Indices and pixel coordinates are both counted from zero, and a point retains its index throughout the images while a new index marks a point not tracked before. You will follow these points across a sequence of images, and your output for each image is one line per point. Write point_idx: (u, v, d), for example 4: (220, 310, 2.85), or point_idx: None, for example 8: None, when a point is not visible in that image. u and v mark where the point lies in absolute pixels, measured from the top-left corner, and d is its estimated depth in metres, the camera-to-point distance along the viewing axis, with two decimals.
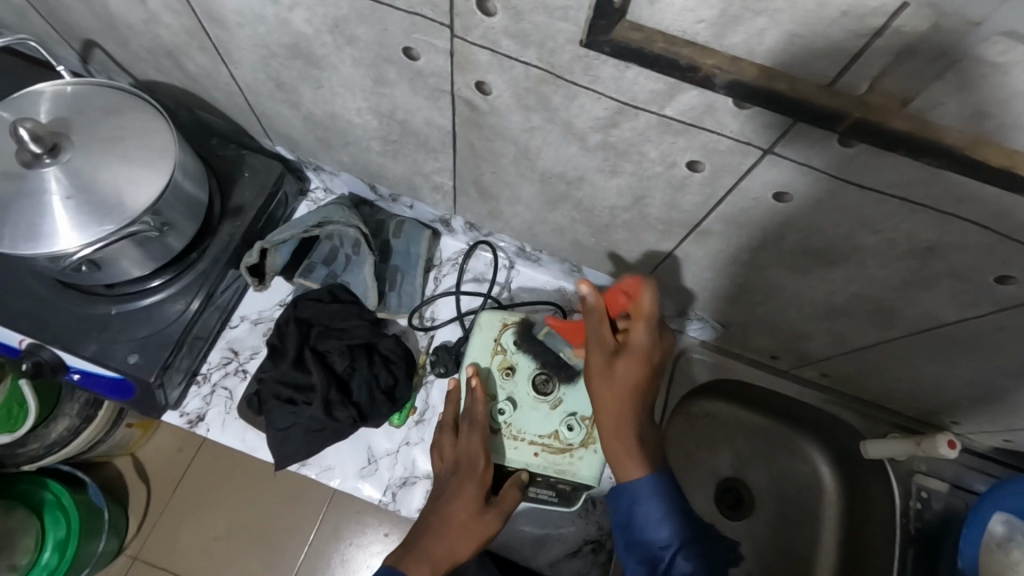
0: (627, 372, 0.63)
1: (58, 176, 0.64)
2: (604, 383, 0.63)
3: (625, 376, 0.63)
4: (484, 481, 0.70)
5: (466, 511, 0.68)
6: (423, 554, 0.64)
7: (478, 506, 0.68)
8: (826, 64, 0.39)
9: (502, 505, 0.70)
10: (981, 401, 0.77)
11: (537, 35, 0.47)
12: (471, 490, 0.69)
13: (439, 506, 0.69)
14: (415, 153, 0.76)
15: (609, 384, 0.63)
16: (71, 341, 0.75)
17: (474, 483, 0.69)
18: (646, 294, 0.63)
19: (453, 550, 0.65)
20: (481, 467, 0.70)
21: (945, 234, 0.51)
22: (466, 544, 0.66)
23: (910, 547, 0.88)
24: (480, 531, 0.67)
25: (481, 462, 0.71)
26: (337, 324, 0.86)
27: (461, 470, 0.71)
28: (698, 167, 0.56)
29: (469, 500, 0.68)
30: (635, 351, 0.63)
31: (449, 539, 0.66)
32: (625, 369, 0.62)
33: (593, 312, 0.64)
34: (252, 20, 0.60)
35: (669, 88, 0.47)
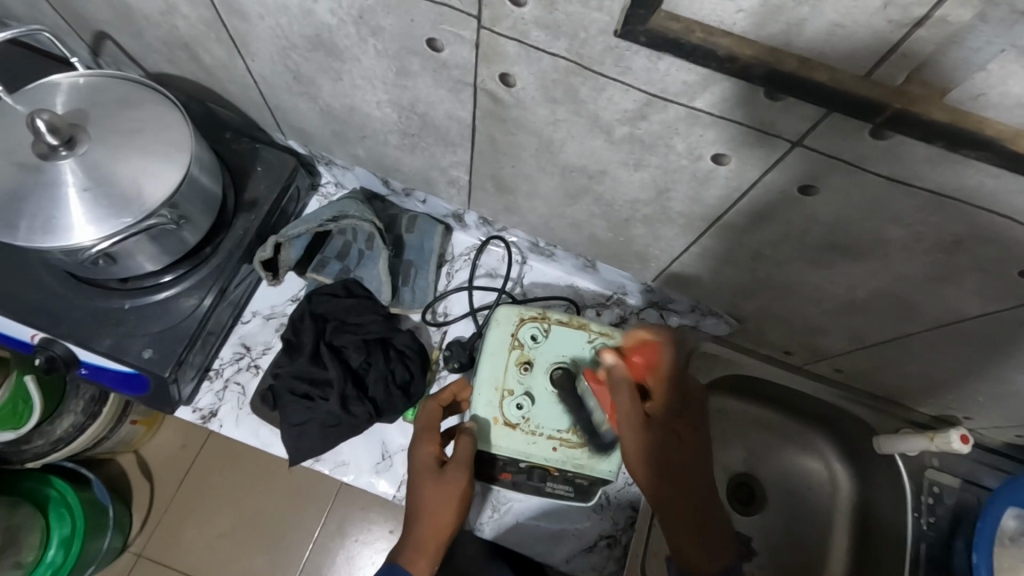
0: (649, 436, 0.70)
1: (74, 168, 0.63)
2: (637, 460, 0.70)
3: (653, 432, 0.70)
4: (431, 448, 0.73)
5: (429, 485, 0.70)
6: (410, 544, 0.70)
7: (434, 475, 0.71)
8: (866, 54, 0.39)
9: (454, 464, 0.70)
10: (996, 396, 0.78)
11: (569, 25, 0.46)
12: (422, 462, 0.72)
13: (409, 489, 0.73)
14: (433, 147, 0.75)
15: (633, 452, 0.70)
16: (84, 336, 0.74)
17: (422, 456, 0.73)
18: (657, 355, 0.71)
19: (434, 528, 0.69)
20: (426, 436, 0.74)
21: (974, 228, 0.51)
22: (443, 516, 0.70)
23: (923, 543, 0.89)
24: (449, 498, 0.70)
25: (424, 432, 0.74)
26: (351, 319, 0.86)
27: (412, 446, 0.74)
28: (724, 161, 0.56)
29: (424, 476, 0.71)
30: (635, 416, 0.68)
31: (424, 521, 0.70)
32: (636, 432, 0.68)
33: (623, 378, 0.68)
34: (272, 11, 0.59)
35: (701, 79, 0.47)
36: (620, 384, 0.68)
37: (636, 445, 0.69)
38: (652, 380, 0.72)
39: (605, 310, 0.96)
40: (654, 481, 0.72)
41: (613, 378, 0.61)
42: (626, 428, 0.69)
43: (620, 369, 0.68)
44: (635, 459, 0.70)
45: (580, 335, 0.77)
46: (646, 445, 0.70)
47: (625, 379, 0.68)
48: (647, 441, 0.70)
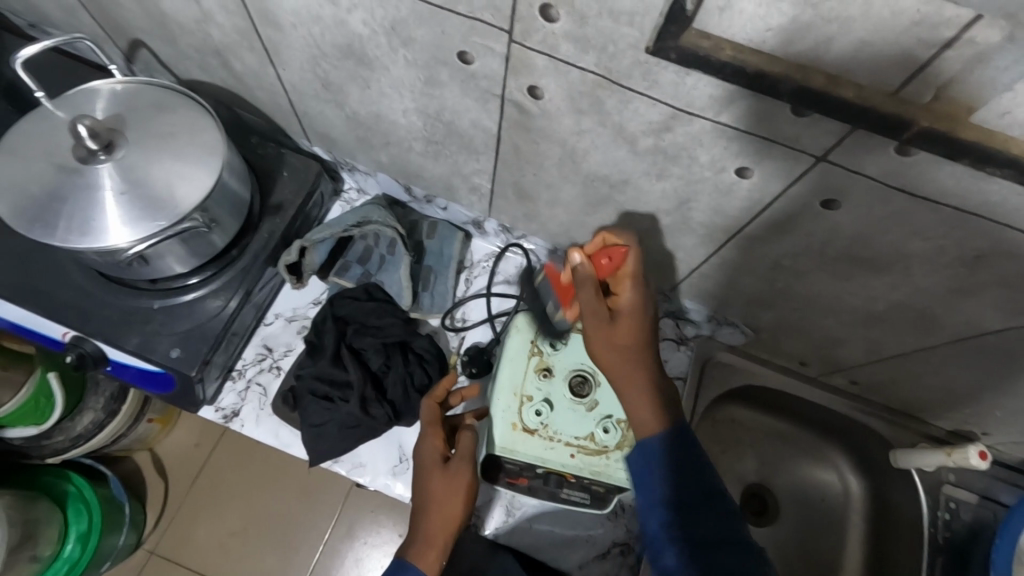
0: (623, 336, 0.63)
1: (112, 172, 0.65)
2: (614, 352, 0.63)
3: (640, 328, 0.64)
4: (437, 442, 0.73)
5: (436, 477, 0.70)
6: (419, 537, 0.68)
7: (441, 468, 0.71)
8: (893, 72, 0.40)
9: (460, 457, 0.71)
10: (1016, 411, 0.77)
11: (600, 39, 0.48)
12: (428, 456, 0.72)
13: (415, 486, 0.72)
14: (457, 154, 0.77)
15: (613, 349, 0.63)
16: (114, 334, 0.76)
17: (427, 451, 0.73)
18: (631, 255, 0.62)
19: (441, 519, 0.68)
20: (432, 432, 0.74)
21: (996, 243, 0.52)
22: (451, 509, 0.69)
23: (939, 556, 0.88)
24: (456, 490, 0.69)
25: (429, 427, 0.75)
26: (372, 322, 0.87)
27: (417, 443, 0.75)
28: (747, 174, 0.57)
29: (431, 469, 0.71)
30: (630, 315, 0.63)
31: (431, 512, 0.68)
32: (626, 338, 0.63)
33: (588, 281, 0.62)
34: (308, 21, 0.61)
35: (728, 94, 0.48)
36: (589, 281, 0.62)
37: (626, 337, 0.63)
38: (626, 284, 0.63)
39: None
40: (639, 394, 0.63)
41: (624, 261, 0.62)
42: (626, 316, 0.63)
43: (632, 282, 0.63)
44: (621, 360, 0.63)
45: None
46: (632, 342, 0.63)
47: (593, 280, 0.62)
48: (631, 335, 0.63)
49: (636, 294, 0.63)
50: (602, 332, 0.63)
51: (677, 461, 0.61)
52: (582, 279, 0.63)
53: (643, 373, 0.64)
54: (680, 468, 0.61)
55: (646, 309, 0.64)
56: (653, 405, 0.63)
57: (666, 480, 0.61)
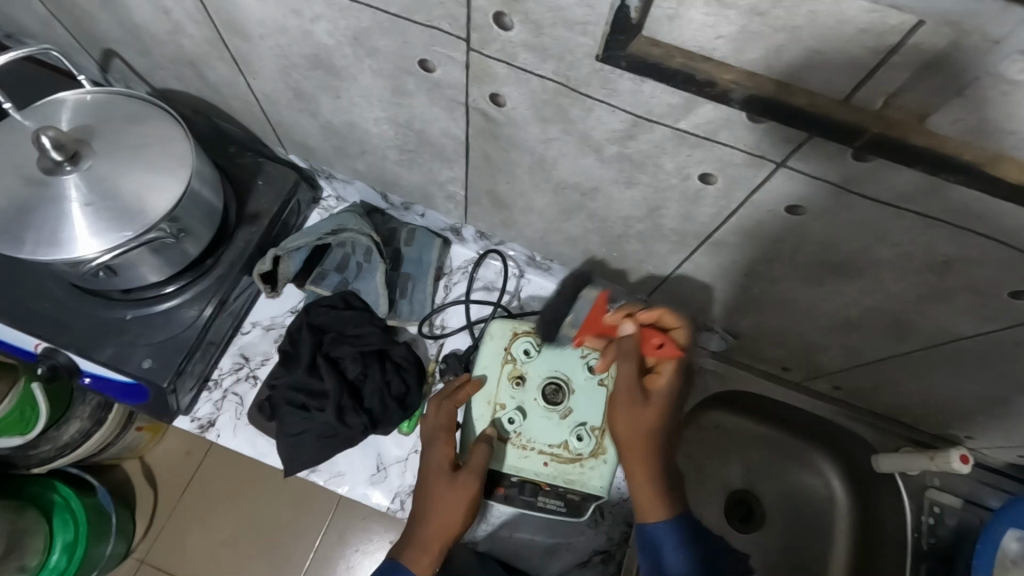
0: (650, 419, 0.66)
1: (78, 183, 0.65)
2: (635, 435, 0.66)
3: (665, 415, 0.67)
4: (446, 449, 0.73)
5: (443, 485, 0.70)
6: (414, 541, 0.68)
7: (447, 477, 0.70)
8: (845, 79, 0.40)
9: (467, 470, 0.70)
10: (997, 415, 0.77)
11: (556, 48, 0.47)
12: (436, 462, 0.72)
13: (419, 489, 0.72)
14: (430, 162, 0.76)
15: (638, 428, 0.66)
16: (86, 346, 0.76)
17: (435, 457, 0.72)
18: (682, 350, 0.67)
19: (440, 527, 0.69)
20: (442, 437, 0.73)
21: (962, 249, 0.51)
22: (449, 520, 0.69)
23: (923, 562, 0.87)
24: (458, 502, 0.69)
25: (439, 432, 0.74)
26: (350, 331, 0.86)
27: (427, 445, 0.74)
28: (712, 180, 0.56)
29: (437, 477, 0.71)
30: (660, 400, 0.67)
31: (430, 518, 0.69)
32: (651, 422, 0.66)
33: (631, 355, 0.66)
34: (272, 31, 0.61)
35: (686, 102, 0.47)
36: (633, 353, 0.66)
37: (654, 421, 0.66)
38: (667, 368, 0.67)
39: None
40: (652, 482, 0.65)
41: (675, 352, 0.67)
42: (657, 400, 0.67)
43: (672, 367, 0.67)
44: (642, 442, 0.66)
45: (574, 350, 0.77)
46: (657, 425, 0.67)
47: (638, 356, 0.66)
48: (657, 419, 0.67)
49: (670, 382, 0.67)
50: (635, 413, 0.66)
51: (699, 547, 0.62)
52: (627, 347, 0.66)
53: (659, 464, 0.66)
54: (706, 555, 0.62)
55: (672, 396, 0.68)
56: (658, 493, 0.65)
57: (689, 554, 0.61)
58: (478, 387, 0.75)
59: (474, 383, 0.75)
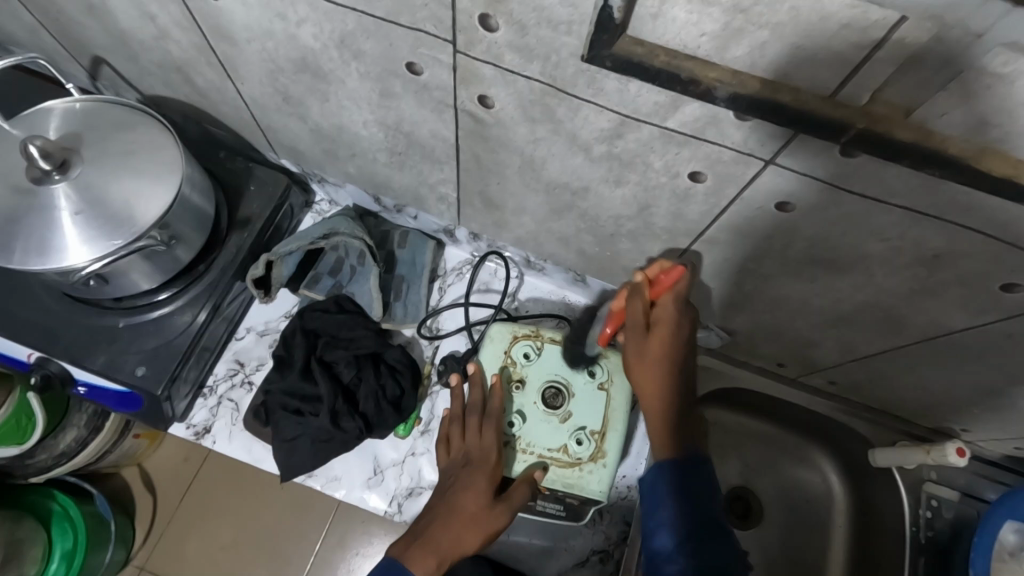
0: (657, 352, 0.62)
1: (67, 192, 0.65)
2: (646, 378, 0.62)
3: (674, 346, 0.63)
4: (492, 476, 0.71)
5: (479, 510, 0.69)
6: (427, 546, 0.67)
7: (486, 503, 0.69)
8: (829, 76, 0.40)
9: (508, 503, 0.70)
10: (992, 407, 0.77)
11: (541, 48, 0.47)
12: (480, 483, 0.70)
13: (447, 498, 0.70)
14: (421, 164, 0.76)
15: (648, 367, 0.62)
16: (79, 354, 0.76)
17: (480, 476, 0.71)
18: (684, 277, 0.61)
19: (457, 542, 0.67)
20: (491, 461, 0.71)
21: (951, 243, 0.51)
22: (468, 541, 0.68)
23: (921, 556, 0.88)
24: (484, 528, 0.69)
25: (491, 457, 0.72)
26: (343, 335, 0.87)
27: (474, 461, 0.72)
28: (701, 178, 0.56)
29: (477, 499, 0.69)
30: (667, 328, 0.62)
31: (453, 530, 0.68)
32: (660, 358, 0.62)
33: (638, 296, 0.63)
34: (260, 36, 0.61)
35: (672, 100, 0.47)
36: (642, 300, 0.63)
37: (660, 355, 0.62)
38: (666, 301, 0.63)
39: None
40: (658, 418, 0.62)
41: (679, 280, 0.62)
42: (660, 333, 0.62)
43: (673, 301, 0.62)
44: (654, 382, 0.62)
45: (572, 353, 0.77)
46: (665, 364, 0.62)
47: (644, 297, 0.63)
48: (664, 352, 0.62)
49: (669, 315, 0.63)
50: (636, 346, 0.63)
51: (689, 486, 0.57)
52: (637, 290, 0.64)
53: (669, 397, 0.62)
54: (693, 492, 0.57)
55: (683, 327, 0.63)
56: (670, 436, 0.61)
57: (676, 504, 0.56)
58: (503, 410, 0.74)
59: (503, 406, 0.74)
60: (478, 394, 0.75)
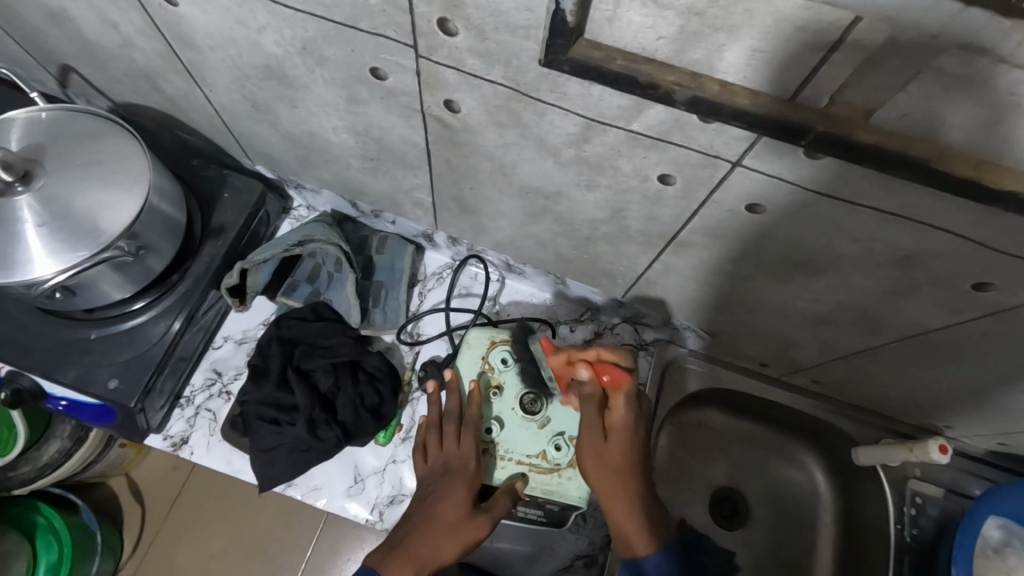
0: (614, 453, 0.66)
1: (30, 203, 0.64)
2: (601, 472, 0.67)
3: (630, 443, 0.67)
4: (472, 485, 0.70)
5: (457, 521, 0.68)
6: (405, 555, 0.66)
7: (466, 512, 0.68)
8: (789, 78, 0.39)
9: (487, 514, 0.69)
10: (972, 404, 0.77)
11: (501, 53, 0.46)
12: (459, 493, 0.69)
13: (427, 508, 0.70)
14: (394, 169, 0.75)
15: (604, 465, 0.67)
16: (50, 368, 0.74)
17: (459, 485, 0.70)
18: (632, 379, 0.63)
19: (436, 553, 0.67)
20: (470, 470, 0.70)
21: (922, 243, 0.51)
22: (448, 551, 0.67)
23: (906, 554, 0.87)
24: (464, 540, 0.68)
25: (469, 465, 0.71)
26: (320, 343, 0.85)
27: (453, 470, 0.71)
28: (671, 181, 0.55)
29: (456, 508, 0.68)
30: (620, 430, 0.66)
31: (431, 540, 0.67)
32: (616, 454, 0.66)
33: (591, 401, 0.65)
34: (222, 43, 0.60)
35: (635, 103, 0.46)
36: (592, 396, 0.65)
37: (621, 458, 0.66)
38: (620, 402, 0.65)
39: (578, 327, 0.96)
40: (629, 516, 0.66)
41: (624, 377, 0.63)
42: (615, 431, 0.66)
43: (625, 399, 0.65)
44: (603, 468, 0.67)
45: None
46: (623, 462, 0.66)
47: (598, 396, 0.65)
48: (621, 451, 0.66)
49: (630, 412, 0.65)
50: (597, 451, 0.67)
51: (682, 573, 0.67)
52: (586, 394, 0.66)
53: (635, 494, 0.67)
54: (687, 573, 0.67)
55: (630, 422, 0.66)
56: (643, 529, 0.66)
57: None
58: (481, 418, 0.73)
59: (481, 413, 0.73)
60: (455, 401, 0.74)
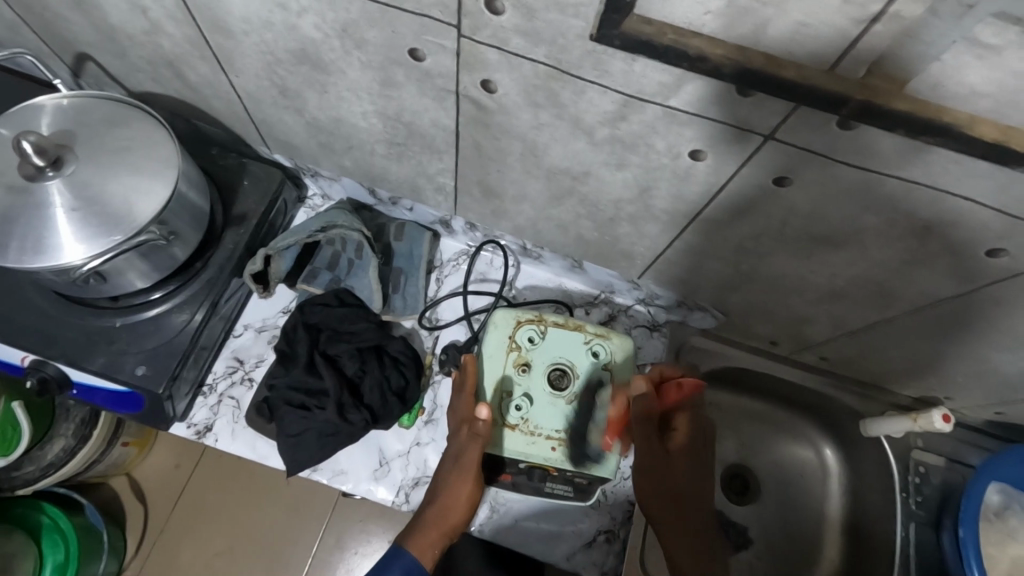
0: (648, 474, 0.76)
1: (62, 189, 0.64)
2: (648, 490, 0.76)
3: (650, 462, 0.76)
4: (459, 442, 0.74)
5: (454, 479, 0.73)
6: (417, 522, 0.74)
7: (454, 469, 0.74)
8: (831, 50, 0.41)
9: (469, 463, 0.72)
10: (977, 374, 0.80)
11: (547, 31, 0.48)
12: (450, 454, 0.76)
13: (437, 477, 0.77)
14: (419, 154, 0.77)
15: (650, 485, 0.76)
16: (76, 356, 0.74)
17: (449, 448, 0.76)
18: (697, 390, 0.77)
19: (441, 516, 0.73)
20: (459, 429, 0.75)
21: (941, 213, 0.54)
22: (451, 512, 0.73)
23: (912, 521, 0.91)
24: (460, 496, 0.73)
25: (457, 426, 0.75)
26: (345, 328, 0.87)
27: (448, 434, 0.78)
28: (703, 157, 0.58)
29: (447, 468, 0.75)
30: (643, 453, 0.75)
31: (436, 506, 0.74)
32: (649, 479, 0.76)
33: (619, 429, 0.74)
34: (257, 27, 0.61)
35: (676, 79, 0.48)
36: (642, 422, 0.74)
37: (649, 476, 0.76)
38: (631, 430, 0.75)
39: (594, 309, 0.98)
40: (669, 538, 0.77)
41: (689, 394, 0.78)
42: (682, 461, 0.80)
43: (643, 425, 0.74)
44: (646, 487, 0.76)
45: (575, 336, 0.78)
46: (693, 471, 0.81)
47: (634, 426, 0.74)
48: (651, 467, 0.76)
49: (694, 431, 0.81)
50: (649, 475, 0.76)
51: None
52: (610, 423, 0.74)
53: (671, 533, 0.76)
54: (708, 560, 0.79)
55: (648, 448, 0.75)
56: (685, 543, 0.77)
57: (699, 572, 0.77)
58: (506, 394, 0.75)
59: (476, 385, 0.76)
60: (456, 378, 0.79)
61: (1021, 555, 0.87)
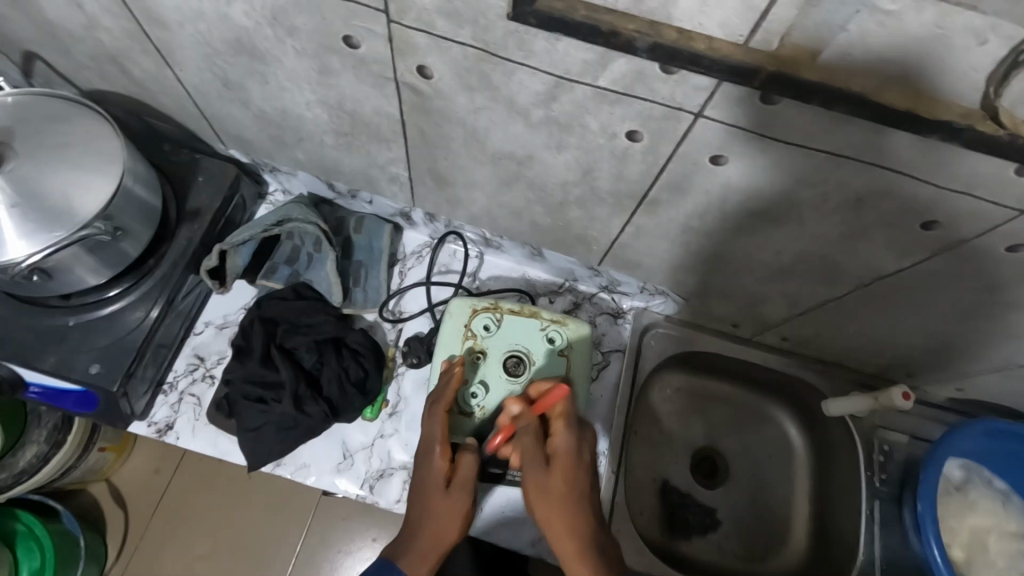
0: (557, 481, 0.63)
1: (3, 186, 0.63)
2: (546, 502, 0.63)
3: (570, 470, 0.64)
4: (443, 464, 0.68)
5: (443, 501, 0.67)
6: (410, 554, 0.65)
7: (441, 492, 0.67)
8: (740, 23, 0.42)
9: (465, 482, 0.67)
10: (930, 348, 0.81)
11: (469, 12, 0.48)
12: (436, 478, 0.68)
13: (414, 501, 0.69)
14: (369, 144, 0.77)
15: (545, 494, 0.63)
16: (27, 355, 0.74)
17: (430, 472, 0.68)
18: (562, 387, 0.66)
19: (437, 537, 0.66)
20: (437, 449, 0.69)
21: (872, 185, 0.54)
22: (448, 534, 0.66)
23: (876, 499, 0.90)
24: (457, 516, 0.67)
25: (435, 444, 0.69)
26: (303, 322, 0.87)
27: (419, 459, 0.70)
28: (638, 137, 0.58)
29: (432, 491, 0.67)
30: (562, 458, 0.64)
31: (425, 534, 0.66)
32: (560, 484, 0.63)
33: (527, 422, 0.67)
34: (191, 18, 0.61)
35: (599, 57, 0.49)
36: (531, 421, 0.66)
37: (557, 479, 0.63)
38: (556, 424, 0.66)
39: (557, 297, 0.98)
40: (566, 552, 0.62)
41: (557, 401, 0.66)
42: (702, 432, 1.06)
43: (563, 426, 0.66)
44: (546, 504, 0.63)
45: (531, 323, 0.79)
46: (569, 492, 0.63)
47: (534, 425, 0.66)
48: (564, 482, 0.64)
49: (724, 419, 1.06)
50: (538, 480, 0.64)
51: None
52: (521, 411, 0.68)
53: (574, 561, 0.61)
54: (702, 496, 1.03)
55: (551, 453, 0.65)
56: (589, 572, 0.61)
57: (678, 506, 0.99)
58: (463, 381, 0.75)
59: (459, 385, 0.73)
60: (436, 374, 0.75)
61: (980, 527, 0.87)
